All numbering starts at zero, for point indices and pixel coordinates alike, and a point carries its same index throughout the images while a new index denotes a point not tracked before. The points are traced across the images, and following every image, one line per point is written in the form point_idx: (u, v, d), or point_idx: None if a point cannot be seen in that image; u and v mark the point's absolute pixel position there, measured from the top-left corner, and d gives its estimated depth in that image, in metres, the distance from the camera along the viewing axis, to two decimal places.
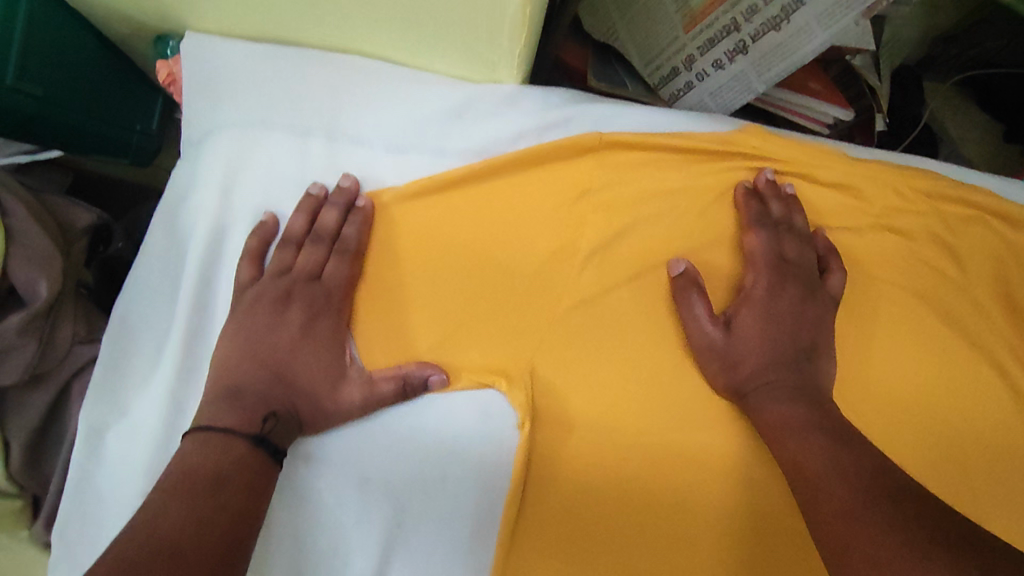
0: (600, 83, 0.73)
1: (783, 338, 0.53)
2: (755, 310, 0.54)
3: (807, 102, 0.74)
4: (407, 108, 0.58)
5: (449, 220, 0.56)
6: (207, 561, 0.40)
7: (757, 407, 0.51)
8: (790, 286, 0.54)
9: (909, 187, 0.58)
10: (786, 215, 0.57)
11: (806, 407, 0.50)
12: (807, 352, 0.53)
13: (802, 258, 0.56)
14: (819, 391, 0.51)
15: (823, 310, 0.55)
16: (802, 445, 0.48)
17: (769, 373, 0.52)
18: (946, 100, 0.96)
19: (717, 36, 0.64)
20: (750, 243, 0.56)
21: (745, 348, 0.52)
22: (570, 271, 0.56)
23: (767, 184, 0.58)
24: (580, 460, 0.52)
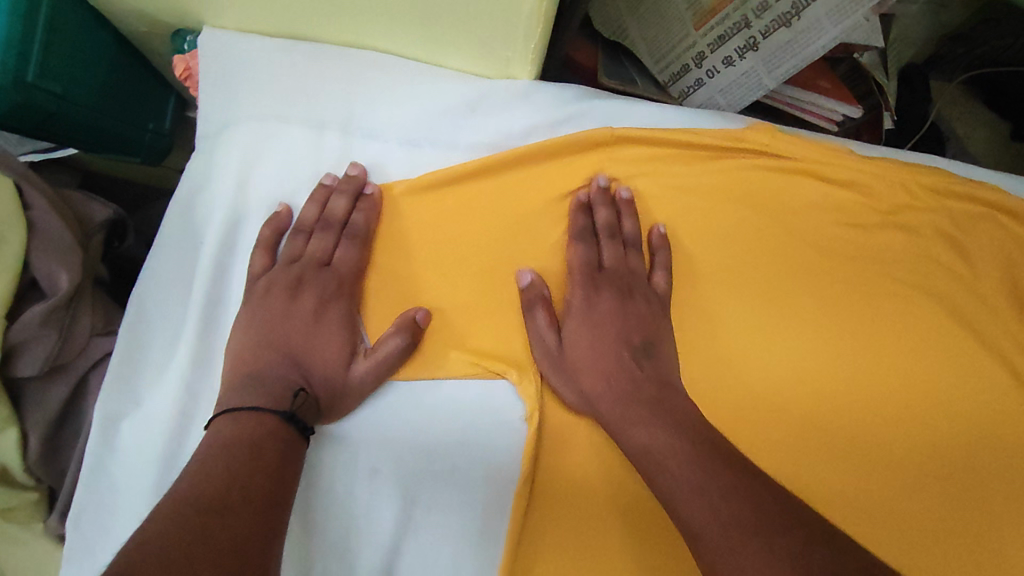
0: (612, 81, 0.73)
1: (618, 348, 0.54)
2: (577, 321, 0.55)
3: (815, 99, 0.75)
4: (420, 102, 0.59)
5: (460, 214, 0.57)
6: (254, 520, 0.40)
7: (619, 430, 0.50)
8: (606, 291, 0.56)
9: (918, 184, 0.59)
10: (610, 223, 0.57)
11: (648, 408, 0.49)
12: (644, 348, 0.54)
13: (619, 262, 0.57)
14: (664, 382, 0.52)
15: (639, 308, 0.55)
16: (658, 465, 0.46)
17: (614, 390, 0.51)
18: (953, 99, 0.98)
19: (728, 33, 0.65)
20: (570, 256, 0.57)
21: (577, 355, 0.54)
22: (581, 263, 0.56)
23: (597, 192, 0.57)
24: (588, 452, 0.53)
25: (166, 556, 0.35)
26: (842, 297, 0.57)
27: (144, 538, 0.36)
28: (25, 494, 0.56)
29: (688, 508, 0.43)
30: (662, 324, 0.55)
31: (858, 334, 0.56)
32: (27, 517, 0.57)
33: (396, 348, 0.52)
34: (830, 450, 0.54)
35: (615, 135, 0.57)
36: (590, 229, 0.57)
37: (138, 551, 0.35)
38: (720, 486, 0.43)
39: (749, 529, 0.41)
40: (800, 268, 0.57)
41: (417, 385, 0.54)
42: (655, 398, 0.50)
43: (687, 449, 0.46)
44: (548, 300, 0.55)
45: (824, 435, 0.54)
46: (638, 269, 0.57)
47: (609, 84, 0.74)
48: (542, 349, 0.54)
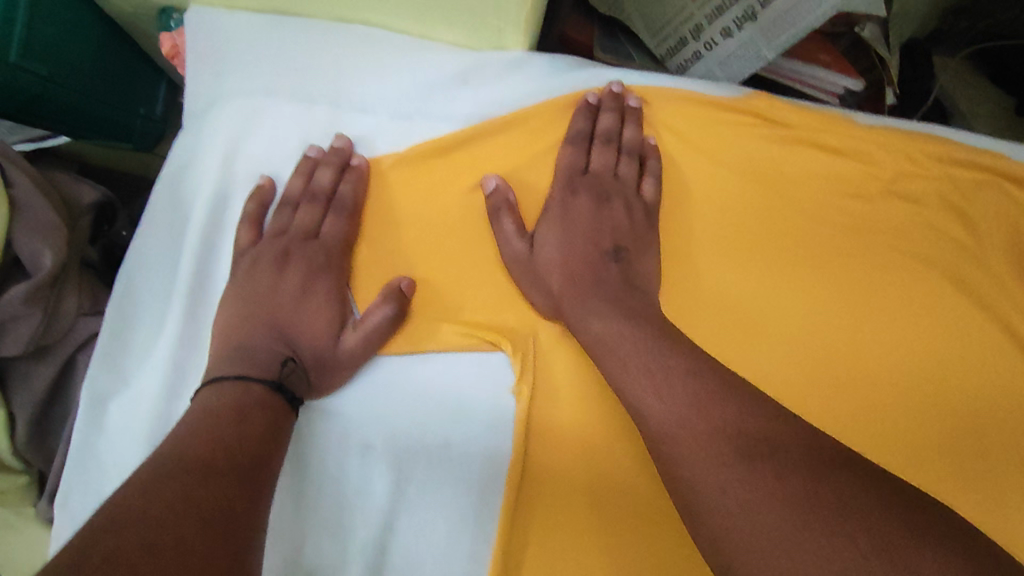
0: (608, 56, 0.73)
1: (586, 249, 0.53)
2: (552, 225, 0.54)
3: (815, 72, 0.73)
4: (410, 74, 0.57)
5: (451, 186, 0.56)
6: (238, 484, 0.40)
7: (575, 321, 0.50)
8: (584, 195, 0.55)
9: (919, 152, 0.57)
10: (611, 128, 0.56)
11: (601, 299, 0.50)
12: (617, 253, 0.52)
13: (604, 166, 0.56)
14: (635, 285, 0.51)
15: (625, 215, 0.54)
16: (616, 357, 0.46)
17: (573, 286, 0.51)
18: (957, 72, 0.95)
19: (725, 3, 0.63)
20: (559, 157, 0.56)
21: (549, 259, 0.52)
22: (567, 164, 0.56)
23: (609, 96, 0.57)
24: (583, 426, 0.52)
25: (145, 519, 0.34)
26: (843, 266, 0.55)
27: (125, 502, 0.36)
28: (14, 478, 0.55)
29: (651, 413, 0.42)
30: (643, 234, 0.54)
31: (861, 304, 0.54)
32: (16, 501, 0.56)
33: (383, 319, 0.51)
34: (835, 420, 0.52)
35: (608, 105, 0.56)
36: (587, 133, 0.56)
37: (118, 515, 0.34)
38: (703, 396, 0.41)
39: (702, 422, 0.40)
40: (800, 237, 0.56)
41: (406, 358, 0.53)
42: (618, 293, 0.50)
43: (660, 350, 0.45)
44: (514, 205, 0.54)
45: (825, 407, 0.52)
46: (628, 178, 0.56)
47: (604, 59, 0.73)
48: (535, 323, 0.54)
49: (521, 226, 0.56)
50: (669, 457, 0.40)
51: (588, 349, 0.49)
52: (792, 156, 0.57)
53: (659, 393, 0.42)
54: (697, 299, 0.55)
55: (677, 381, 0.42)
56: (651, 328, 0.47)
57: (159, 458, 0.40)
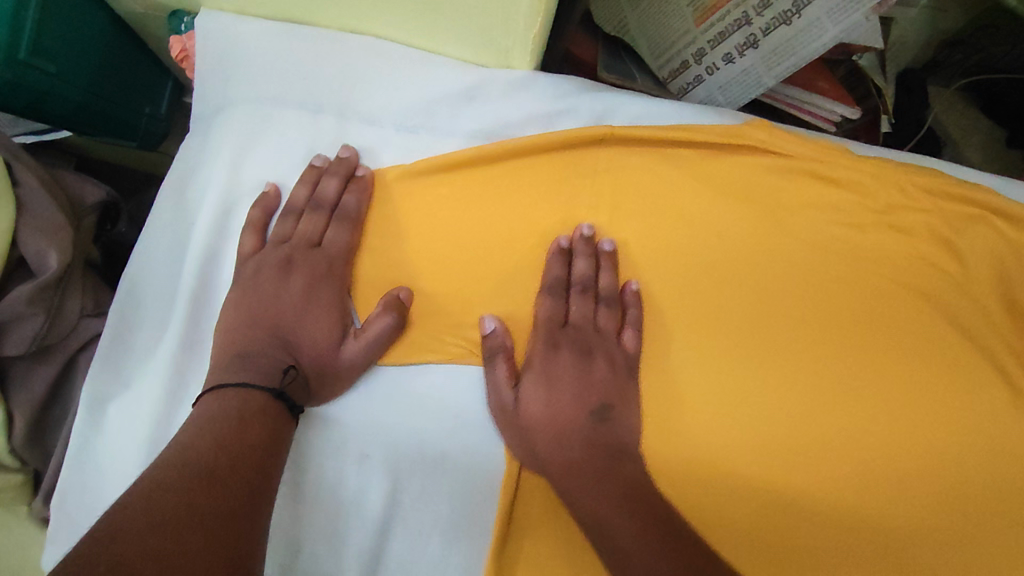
0: (612, 76, 0.74)
1: (570, 402, 0.53)
2: (538, 377, 0.53)
3: (813, 99, 0.75)
4: (417, 89, 0.58)
5: (452, 201, 0.56)
6: (240, 493, 0.40)
7: (568, 494, 0.49)
8: (567, 350, 0.54)
9: (912, 185, 0.59)
10: (587, 275, 0.56)
11: (601, 479, 0.49)
12: (601, 413, 0.52)
13: (586, 322, 0.56)
14: (621, 450, 0.51)
15: (614, 377, 0.54)
16: (626, 559, 0.46)
17: (563, 458, 0.50)
18: (951, 104, 0.98)
19: (728, 29, 0.65)
20: (538, 307, 0.55)
21: (536, 416, 0.51)
22: (547, 317, 0.55)
23: (580, 242, 0.56)
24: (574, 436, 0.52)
25: (143, 527, 0.35)
26: (833, 294, 0.57)
27: (128, 509, 0.36)
28: (9, 478, 0.55)
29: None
30: (629, 391, 0.54)
31: (852, 330, 0.56)
32: (11, 499, 0.57)
33: (384, 329, 0.51)
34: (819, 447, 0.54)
35: (610, 132, 0.57)
36: (563, 281, 0.56)
37: (121, 520, 0.35)
38: None
39: None
40: (795, 263, 0.57)
41: (407, 370, 0.53)
42: (610, 466, 0.50)
43: (653, 523, 0.47)
44: (510, 349, 0.53)
45: (812, 431, 0.53)
46: (609, 330, 0.56)
47: (609, 78, 0.74)
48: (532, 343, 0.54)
49: (519, 242, 0.56)
50: None
51: (581, 528, 0.49)
52: (786, 183, 0.59)
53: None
54: (686, 321, 0.56)
55: None
56: (639, 505, 0.48)
57: (160, 466, 0.40)
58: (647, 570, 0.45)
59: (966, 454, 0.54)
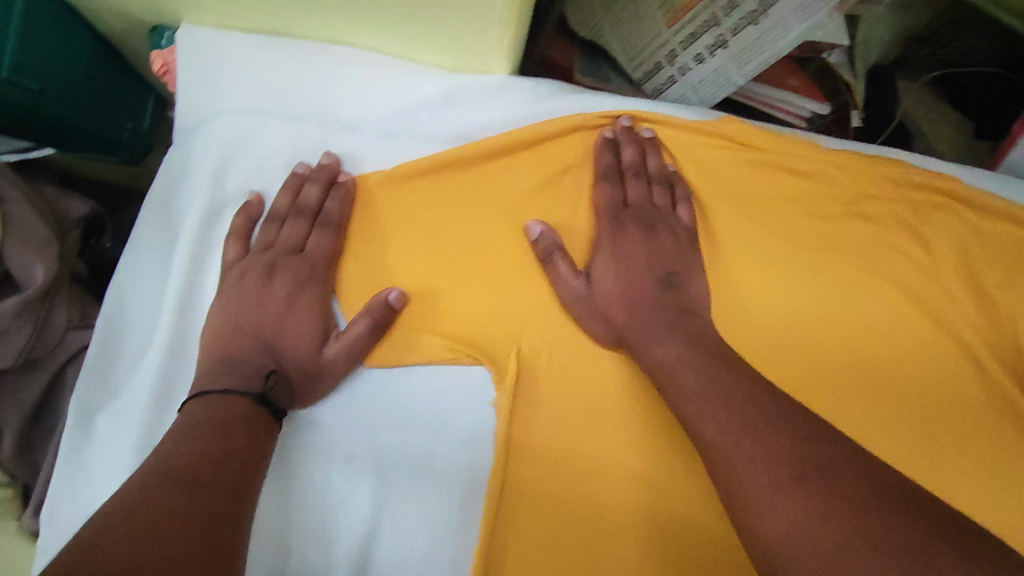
0: (587, 79, 0.76)
1: (642, 274, 0.55)
2: (607, 257, 0.56)
3: (784, 96, 0.77)
4: (397, 96, 0.59)
5: (434, 205, 0.58)
6: (219, 496, 0.41)
7: (641, 347, 0.51)
8: (633, 226, 0.57)
9: (878, 175, 0.61)
10: (636, 160, 0.59)
11: (669, 329, 0.51)
12: (668, 280, 0.55)
13: (644, 200, 0.59)
14: (691, 305, 0.54)
15: (676, 241, 0.57)
16: (684, 387, 0.47)
17: (638, 316, 0.53)
18: (919, 99, 1.01)
19: (699, 31, 0.66)
20: (595, 195, 0.59)
21: (608, 297, 0.55)
22: (606, 202, 0.58)
23: (620, 132, 0.60)
24: (557, 428, 0.54)
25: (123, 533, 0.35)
26: (808, 284, 0.58)
27: (111, 516, 0.37)
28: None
29: (708, 432, 0.43)
30: (689, 258, 0.57)
31: (825, 316, 0.58)
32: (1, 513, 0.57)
33: (365, 330, 0.53)
34: None
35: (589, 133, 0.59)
36: (614, 167, 0.59)
37: (101, 527, 0.36)
38: (760, 420, 0.42)
39: (755, 438, 0.41)
40: (769, 255, 0.59)
41: (389, 371, 0.55)
42: (677, 317, 0.52)
43: (718, 372, 0.46)
44: (563, 247, 0.56)
45: None
46: (666, 206, 0.59)
47: (584, 81, 0.76)
48: (517, 341, 0.55)
49: (503, 241, 0.57)
50: (717, 438, 0.42)
51: (648, 372, 0.51)
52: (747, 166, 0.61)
53: (743, 429, 0.42)
54: None
55: (728, 394, 0.44)
56: (702, 344, 0.49)
57: (142, 479, 0.40)
58: (714, 423, 0.43)
59: (941, 434, 0.56)
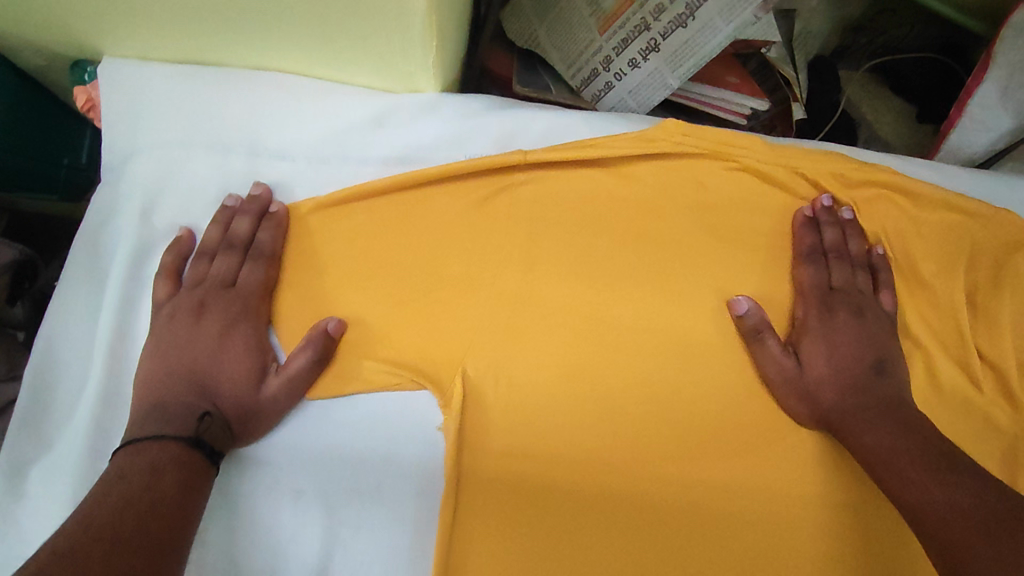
0: (526, 89, 0.75)
1: (854, 358, 0.56)
2: (815, 340, 0.57)
3: (724, 95, 0.77)
4: (326, 120, 0.58)
5: (369, 229, 0.56)
6: (141, 555, 0.40)
7: (851, 432, 0.53)
8: (843, 310, 0.58)
9: (814, 170, 0.61)
10: (839, 241, 0.60)
11: (889, 421, 0.51)
12: (881, 364, 0.55)
13: (849, 285, 0.59)
14: (900, 398, 0.54)
15: (880, 326, 0.58)
16: (901, 469, 0.48)
17: (850, 402, 0.54)
18: (863, 86, 1.02)
19: (630, 35, 0.66)
20: (534, 210, 0.58)
21: (820, 380, 0.55)
22: (813, 284, 0.59)
23: (822, 213, 0.61)
24: (507, 447, 0.53)
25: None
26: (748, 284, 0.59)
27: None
28: None
29: (927, 509, 0.46)
30: (892, 343, 0.57)
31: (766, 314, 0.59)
32: None
33: (305, 363, 0.52)
34: (752, 434, 0.56)
35: (522, 158, 0.57)
36: (818, 249, 0.60)
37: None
38: (957, 487, 0.45)
39: (973, 506, 0.44)
40: (712, 258, 0.59)
41: (333, 404, 0.53)
42: (893, 407, 0.52)
43: (925, 454, 0.48)
44: (770, 323, 0.57)
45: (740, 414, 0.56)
46: (868, 291, 0.60)
47: (524, 91, 0.75)
48: (461, 362, 0.54)
49: (441, 260, 0.56)
50: (936, 515, 0.45)
51: (857, 457, 0.52)
52: (845, 216, 0.61)
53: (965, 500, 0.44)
54: (613, 323, 0.57)
55: (936, 473, 0.47)
56: (919, 435, 0.50)
57: (62, 531, 0.40)
58: (931, 501, 0.46)
59: None
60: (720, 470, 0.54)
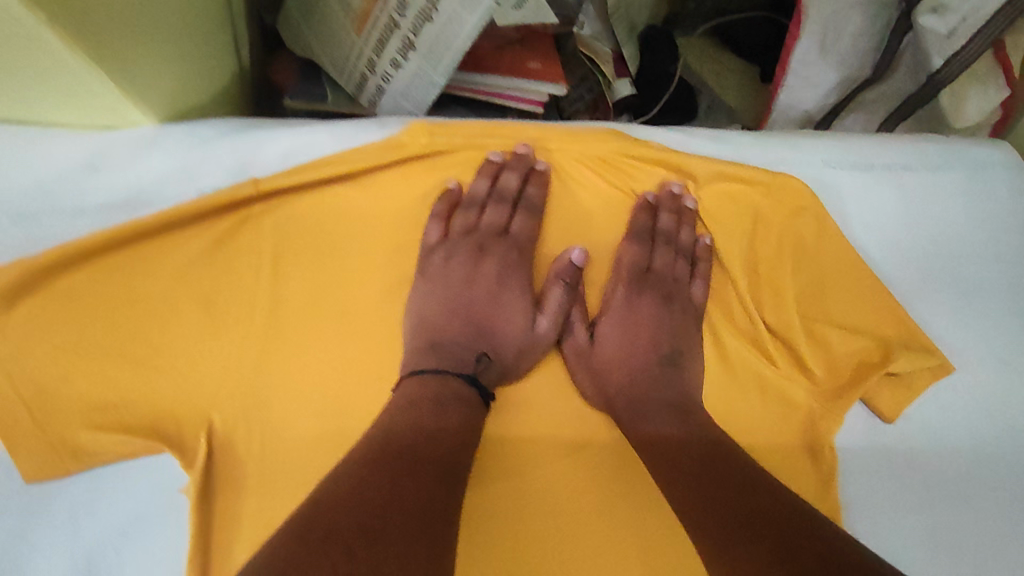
0: (299, 102, 0.71)
1: (644, 347, 0.58)
2: (614, 318, 0.58)
3: (518, 84, 0.74)
4: (33, 170, 0.52)
5: (91, 285, 0.51)
6: None
7: (634, 422, 0.54)
8: (649, 294, 0.59)
9: (581, 155, 0.57)
10: (671, 229, 0.59)
11: (668, 411, 0.54)
12: (672, 357, 0.57)
13: (667, 268, 0.60)
14: (687, 395, 0.56)
15: (682, 317, 0.59)
16: (673, 458, 0.51)
17: (637, 388, 0.56)
18: (703, 51, 1.00)
19: (383, 35, 0.62)
20: (280, 240, 0.54)
21: (609, 361, 0.57)
22: (630, 263, 0.59)
23: (666, 198, 0.59)
24: (263, 500, 0.50)
25: None
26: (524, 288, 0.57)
27: None
28: None
29: (684, 505, 0.49)
30: (697, 337, 0.59)
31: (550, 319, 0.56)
32: None
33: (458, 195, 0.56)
34: (535, 442, 0.54)
35: (254, 192, 0.53)
36: (648, 231, 0.59)
37: None
38: (719, 483, 0.48)
39: (735, 506, 0.47)
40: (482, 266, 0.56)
41: (63, 483, 0.49)
42: (677, 398, 0.55)
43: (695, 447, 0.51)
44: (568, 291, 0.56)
45: (522, 427, 0.54)
46: (682, 279, 0.60)
47: (296, 104, 0.71)
48: (208, 414, 0.51)
49: (181, 306, 0.52)
50: (697, 510, 0.48)
51: (630, 440, 0.54)
52: (687, 204, 0.59)
53: (727, 497, 0.47)
54: (375, 351, 0.53)
55: (705, 466, 0.50)
56: (700, 425, 0.53)
57: None
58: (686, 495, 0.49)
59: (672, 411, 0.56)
60: (502, 488, 0.52)
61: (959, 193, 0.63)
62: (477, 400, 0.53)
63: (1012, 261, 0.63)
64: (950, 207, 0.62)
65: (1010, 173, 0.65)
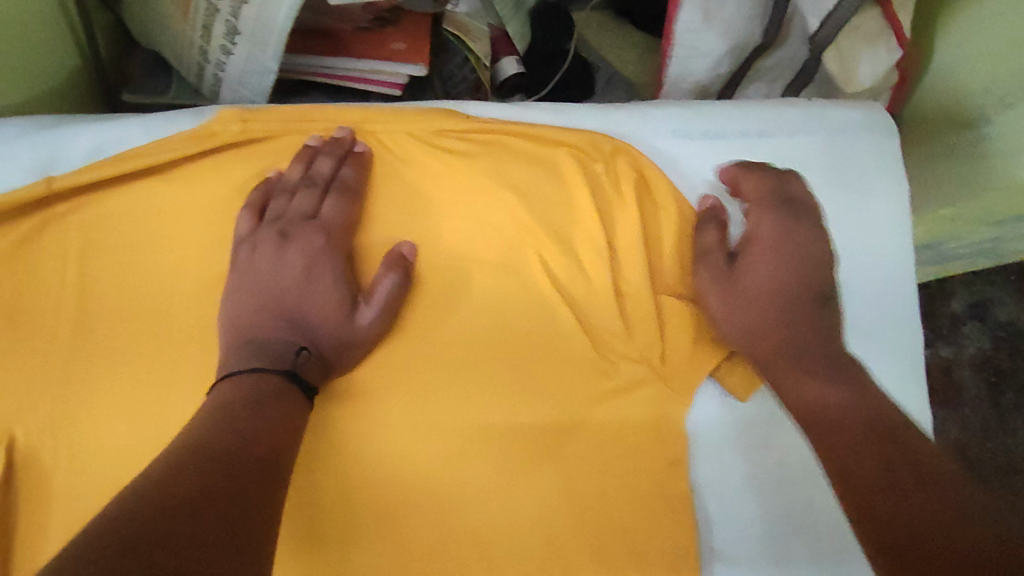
0: (136, 97, 0.68)
1: (766, 299, 0.54)
2: (720, 293, 0.55)
3: (375, 65, 0.72)
4: None
5: None
6: None
7: (790, 386, 0.51)
8: (751, 256, 0.56)
9: (409, 133, 0.56)
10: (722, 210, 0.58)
11: (820, 363, 0.51)
12: (808, 292, 0.54)
13: (758, 228, 0.56)
14: (830, 328, 0.53)
15: (802, 248, 0.55)
16: (836, 424, 0.47)
17: (772, 348, 0.53)
18: (601, 25, 0.95)
19: (207, 20, 0.58)
20: (90, 238, 0.52)
21: (740, 320, 0.54)
22: (716, 245, 0.56)
23: (706, 213, 0.57)
24: (73, 511, 0.48)
25: None
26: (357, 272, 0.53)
27: None
28: None
29: (847, 498, 0.43)
30: (822, 258, 0.55)
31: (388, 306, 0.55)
32: None
33: (298, 176, 0.53)
34: (373, 429, 0.53)
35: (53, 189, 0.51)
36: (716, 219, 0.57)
37: None
38: (889, 471, 0.43)
39: (910, 481, 0.42)
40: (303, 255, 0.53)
41: None
42: (830, 352, 0.52)
43: (874, 416, 0.47)
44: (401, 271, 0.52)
45: (359, 415, 0.52)
46: (767, 234, 0.56)
47: (134, 99, 0.68)
48: (12, 426, 0.48)
49: None
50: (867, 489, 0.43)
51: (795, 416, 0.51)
52: (711, 204, 0.58)
53: (910, 488, 0.42)
54: (190, 348, 0.51)
55: (858, 439, 0.46)
56: (855, 379, 0.50)
57: None
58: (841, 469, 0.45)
59: (520, 393, 0.54)
60: (346, 472, 0.52)
61: (821, 157, 0.61)
62: (299, 397, 0.48)
63: (874, 225, 0.61)
64: (809, 173, 0.61)
65: (872, 134, 0.62)
